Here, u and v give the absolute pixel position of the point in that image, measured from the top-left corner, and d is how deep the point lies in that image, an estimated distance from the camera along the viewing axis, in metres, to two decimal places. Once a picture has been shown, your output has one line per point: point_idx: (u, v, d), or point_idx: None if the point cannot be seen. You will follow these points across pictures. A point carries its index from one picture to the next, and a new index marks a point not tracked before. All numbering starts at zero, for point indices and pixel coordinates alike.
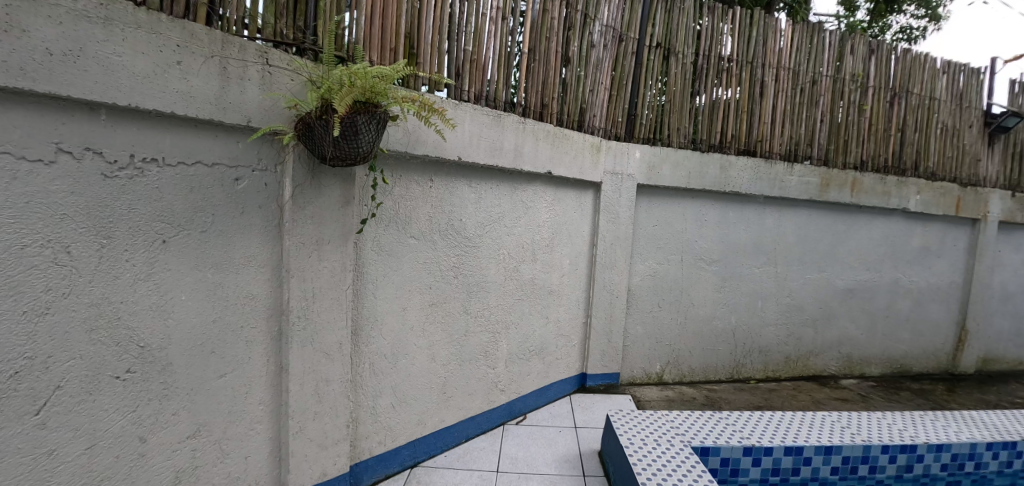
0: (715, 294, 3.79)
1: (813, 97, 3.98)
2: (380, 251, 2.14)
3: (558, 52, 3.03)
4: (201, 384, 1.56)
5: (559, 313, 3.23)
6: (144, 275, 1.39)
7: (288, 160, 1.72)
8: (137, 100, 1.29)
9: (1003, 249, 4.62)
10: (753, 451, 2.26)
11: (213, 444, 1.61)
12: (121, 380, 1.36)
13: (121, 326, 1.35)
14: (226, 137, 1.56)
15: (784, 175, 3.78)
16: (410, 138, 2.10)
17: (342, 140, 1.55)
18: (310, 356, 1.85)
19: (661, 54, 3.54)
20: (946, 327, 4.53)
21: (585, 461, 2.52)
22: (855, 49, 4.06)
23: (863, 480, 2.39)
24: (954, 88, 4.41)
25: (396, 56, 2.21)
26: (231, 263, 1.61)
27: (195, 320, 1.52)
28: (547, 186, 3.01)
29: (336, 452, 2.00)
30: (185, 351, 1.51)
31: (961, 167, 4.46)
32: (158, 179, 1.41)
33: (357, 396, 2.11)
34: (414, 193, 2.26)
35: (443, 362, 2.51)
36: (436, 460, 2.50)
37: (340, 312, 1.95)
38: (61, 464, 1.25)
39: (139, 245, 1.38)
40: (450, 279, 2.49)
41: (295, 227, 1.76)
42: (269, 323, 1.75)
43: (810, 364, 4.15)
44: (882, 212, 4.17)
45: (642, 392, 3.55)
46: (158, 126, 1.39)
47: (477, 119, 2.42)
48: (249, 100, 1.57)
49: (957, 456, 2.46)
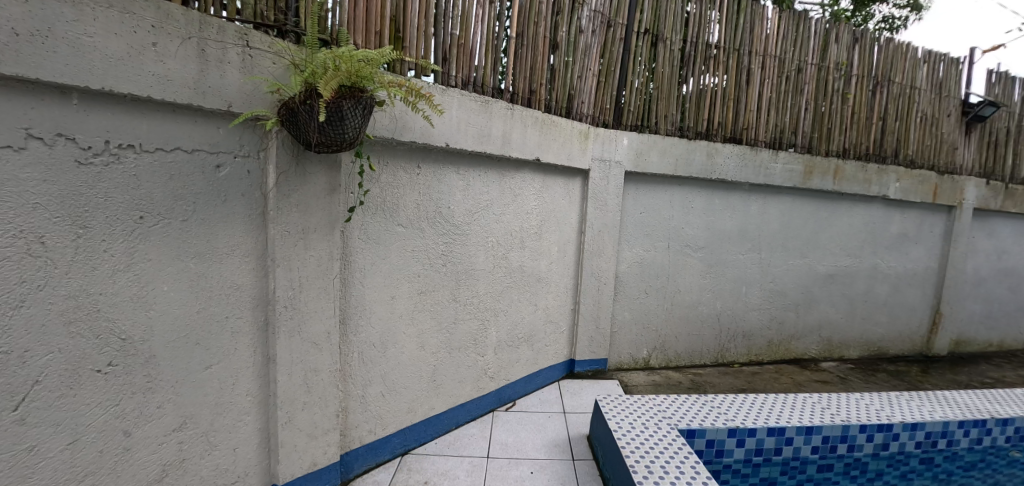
0: (702, 280, 3.85)
1: (798, 85, 4.02)
2: (367, 240, 2.11)
3: (546, 37, 3.00)
4: (187, 376, 1.54)
5: (547, 300, 3.25)
6: (124, 266, 1.36)
7: (271, 146, 1.68)
8: (111, 83, 1.24)
9: (977, 235, 4.78)
10: (738, 432, 2.33)
11: (199, 436, 1.60)
12: (102, 373, 1.33)
13: (101, 319, 1.32)
14: (206, 123, 1.52)
15: (769, 162, 3.84)
16: (397, 124, 2.06)
17: (327, 126, 1.52)
18: (298, 346, 1.84)
19: (649, 40, 3.53)
20: (922, 311, 4.68)
21: (575, 445, 2.57)
22: (839, 37, 4.09)
23: (841, 459, 2.49)
24: (934, 77, 4.50)
25: (382, 40, 2.15)
26: (214, 253, 1.58)
27: (178, 311, 1.50)
28: (536, 173, 3.00)
29: (325, 442, 2.00)
30: (169, 343, 1.49)
31: (938, 154, 4.59)
32: (136, 165, 1.37)
33: (346, 386, 2.11)
34: (401, 180, 2.23)
35: (432, 350, 2.51)
36: (427, 447, 2.52)
37: (328, 301, 1.94)
38: (42, 461, 1.23)
39: (117, 235, 1.34)
40: (439, 266, 2.48)
41: (280, 216, 1.72)
42: (255, 314, 1.73)
43: (792, 347, 4.26)
44: (862, 200, 4.27)
45: (629, 376, 3.61)
46: (134, 110, 1.34)
47: (465, 105, 2.40)
48: (230, 83, 1.53)
49: (930, 434, 2.57)
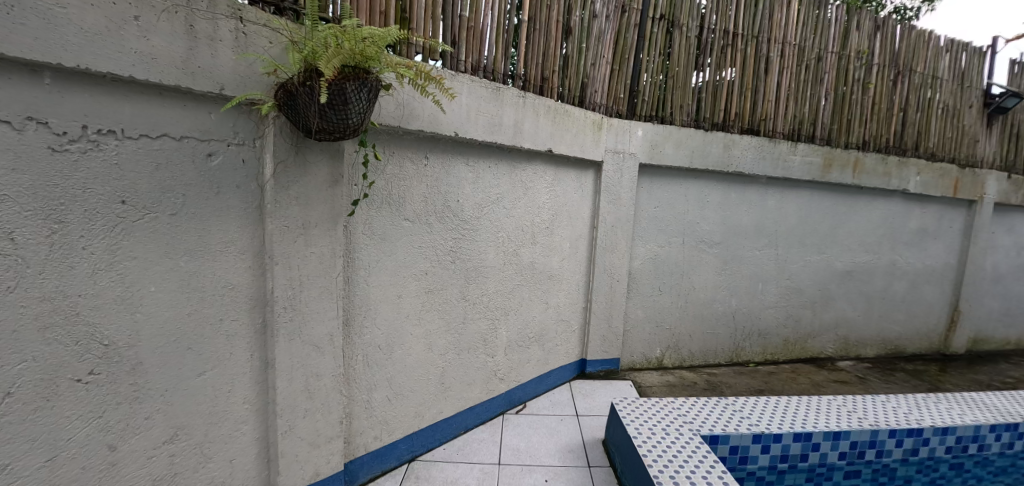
0: (716, 277, 3.72)
1: (818, 74, 3.85)
2: (372, 235, 1.98)
3: (559, 22, 2.84)
4: (178, 384, 1.42)
5: (559, 298, 3.12)
6: (105, 265, 1.23)
7: (268, 133, 1.54)
8: (88, 61, 1.11)
9: (997, 231, 4.64)
10: (763, 438, 2.21)
11: (192, 448, 1.48)
12: (83, 383, 1.22)
13: (81, 323, 1.20)
14: (196, 107, 1.38)
15: (787, 155, 3.69)
16: (403, 111, 1.92)
17: (329, 111, 1.37)
18: (298, 350, 1.71)
19: (664, 26, 3.36)
20: (940, 308, 4.55)
21: (589, 451, 2.45)
22: (861, 25, 3.92)
23: (869, 465, 2.37)
24: (956, 67, 4.33)
25: (387, 20, 2.00)
26: (206, 250, 1.45)
27: (167, 314, 1.37)
28: (548, 165, 2.86)
29: (328, 450, 1.88)
30: (158, 349, 1.36)
31: (959, 147, 4.43)
32: (118, 153, 1.23)
33: (350, 391, 1.99)
34: (408, 171, 2.09)
35: (441, 352, 2.39)
36: (435, 454, 2.40)
37: (330, 301, 1.80)
38: (17, 479, 1.12)
39: (96, 231, 1.21)
40: (447, 263, 2.35)
41: (278, 211, 1.59)
42: (252, 315, 1.60)
43: (807, 346, 4.14)
44: (882, 194, 4.12)
45: (642, 377, 3.49)
46: (115, 92, 1.20)
47: (475, 91, 2.25)
48: (223, 64, 1.38)
49: (961, 439, 2.46)
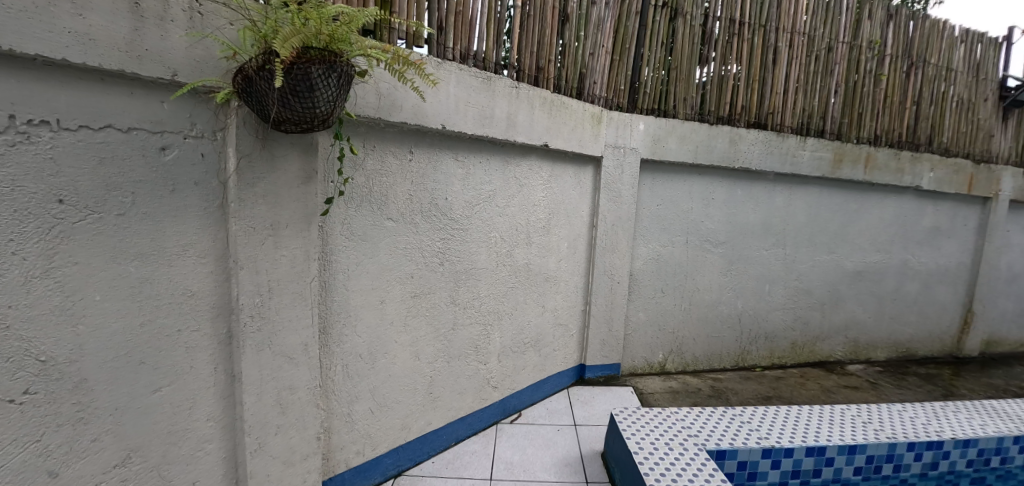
0: (721, 279, 3.57)
1: (828, 65, 3.68)
2: (351, 236, 1.83)
3: (555, 9, 2.69)
4: (131, 402, 1.28)
5: (556, 301, 2.98)
6: (40, 272, 1.09)
7: (230, 125, 1.40)
8: (11, 40, 0.96)
9: (1013, 229, 4.47)
10: (774, 453, 2.07)
11: (148, 471, 1.34)
12: (15, 405, 1.08)
13: (12, 339, 1.06)
14: (146, 95, 1.24)
15: (796, 150, 3.52)
16: (384, 101, 1.77)
17: (292, 98, 1.22)
18: (269, 361, 1.57)
19: (667, 15, 3.20)
20: (952, 309, 4.39)
21: (588, 464, 2.31)
22: (873, 13, 3.75)
23: (886, 480, 2.22)
24: (971, 59, 4.15)
25: (365, 2, 1.86)
26: (161, 254, 1.30)
27: (115, 326, 1.23)
28: (544, 161, 2.71)
29: (304, 468, 1.74)
30: (105, 365, 1.22)
31: (973, 142, 4.26)
32: (53, 147, 1.09)
33: (329, 403, 1.85)
34: (390, 167, 1.94)
35: (429, 360, 2.25)
36: (423, 468, 2.27)
37: (304, 308, 1.66)
38: None
39: (29, 234, 1.07)
40: (435, 266, 2.21)
41: (242, 210, 1.44)
42: (216, 325, 1.46)
43: (815, 349, 3.99)
44: (893, 190, 3.96)
45: (643, 383, 3.35)
46: (47, 76, 1.06)
47: (464, 81, 2.10)
48: (175, 47, 1.24)
49: (984, 451, 2.31)
